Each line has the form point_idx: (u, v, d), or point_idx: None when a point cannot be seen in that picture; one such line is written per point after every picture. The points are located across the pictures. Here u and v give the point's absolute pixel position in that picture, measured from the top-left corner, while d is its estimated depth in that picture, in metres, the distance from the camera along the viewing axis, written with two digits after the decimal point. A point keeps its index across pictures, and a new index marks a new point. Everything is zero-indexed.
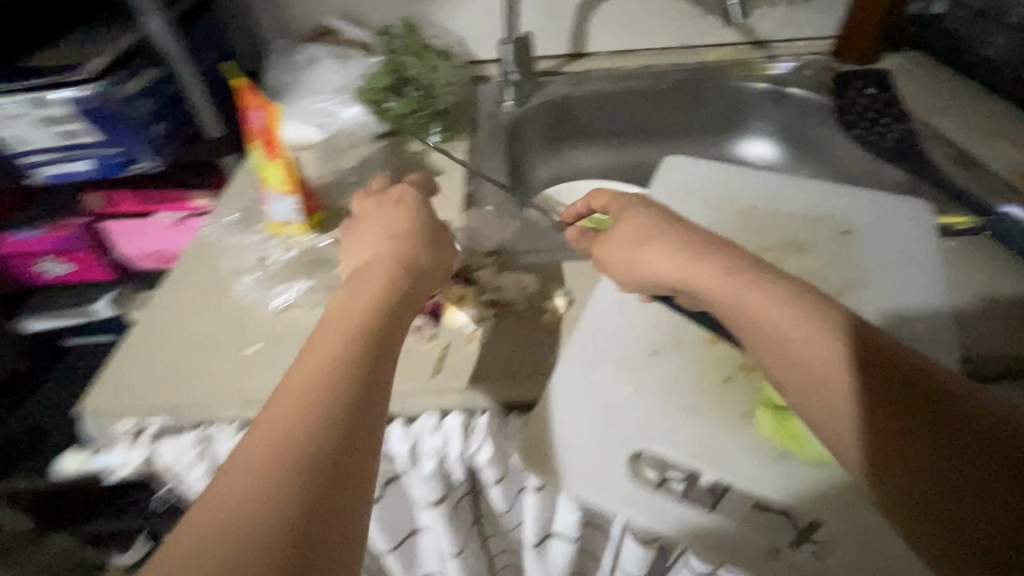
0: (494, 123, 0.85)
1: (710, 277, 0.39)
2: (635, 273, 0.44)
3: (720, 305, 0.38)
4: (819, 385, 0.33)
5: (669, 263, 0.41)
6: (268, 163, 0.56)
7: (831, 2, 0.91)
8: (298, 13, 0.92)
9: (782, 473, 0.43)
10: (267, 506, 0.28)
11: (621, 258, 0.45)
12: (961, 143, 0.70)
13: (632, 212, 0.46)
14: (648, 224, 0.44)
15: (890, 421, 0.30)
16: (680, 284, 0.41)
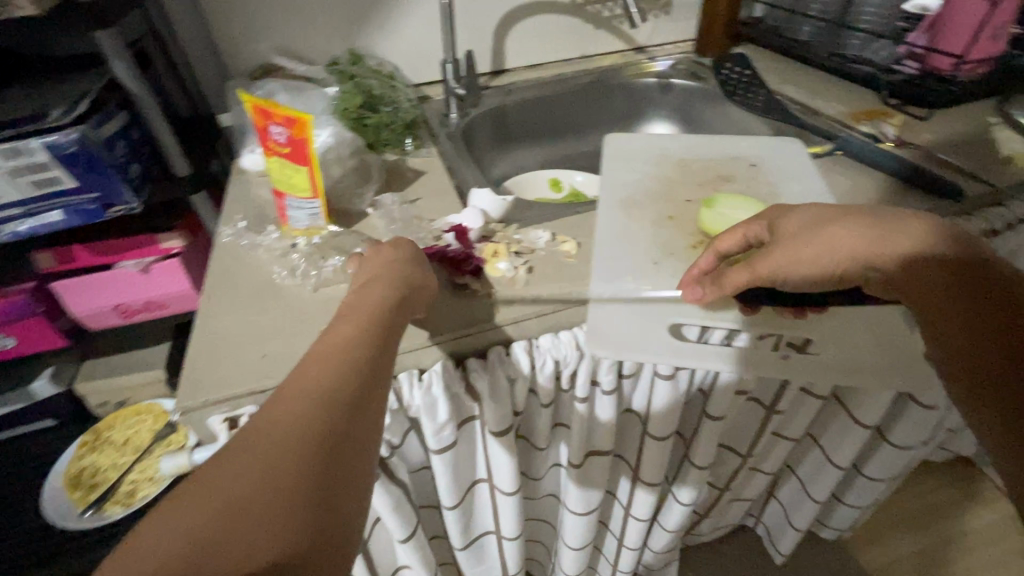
0: (448, 132, 0.97)
1: (897, 242, 0.49)
2: (817, 265, 0.52)
3: (885, 266, 0.49)
4: (916, 275, 0.47)
5: (860, 246, 0.50)
6: (293, 172, 0.61)
7: (686, 13, 1.17)
8: (240, 54, 0.97)
9: (769, 320, 0.58)
10: (290, 451, 0.33)
11: (798, 258, 0.52)
12: (804, 100, 0.95)
13: (797, 215, 0.55)
14: (820, 218, 0.53)
15: (953, 321, 0.44)
16: (871, 263, 0.50)
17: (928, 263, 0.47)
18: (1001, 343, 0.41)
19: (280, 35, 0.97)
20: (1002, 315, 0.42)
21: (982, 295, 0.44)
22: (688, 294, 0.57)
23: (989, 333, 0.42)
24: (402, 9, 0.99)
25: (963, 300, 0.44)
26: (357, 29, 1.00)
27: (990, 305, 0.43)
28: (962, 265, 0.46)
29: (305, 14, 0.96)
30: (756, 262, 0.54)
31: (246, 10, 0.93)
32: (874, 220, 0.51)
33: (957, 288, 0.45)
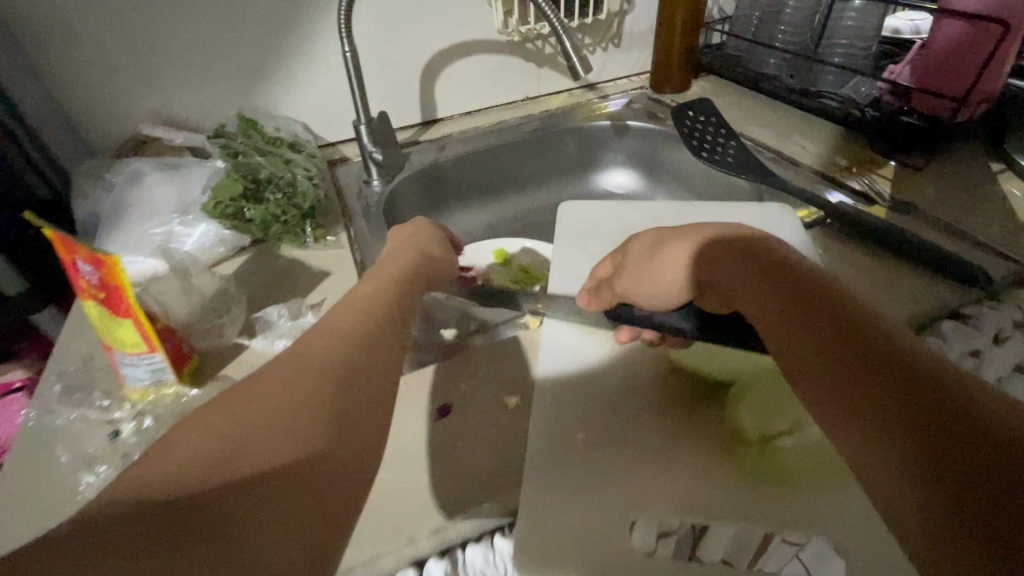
0: (367, 206, 0.80)
1: (725, 255, 0.45)
2: (665, 284, 0.47)
3: (733, 284, 0.44)
4: (756, 292, 0.42)
5: (687, 261, 0.46)
6: (117, 321, 0.44)
7: (639, 44, 1.04)
8: (100, 125, 0.80)
9: (779, 510, 0.40)
10: (306, 392, 0.33)
11: (642, 276, 0.48)
12: (778, 148, 0.82)
13: (641, 239, 0.51)
14: (656, 243, 0.49)
15: (780, 313, 0.40)
16: (718, 275, 0.45)
17: (760, 283, 0.42)
18: (846, 363, 0.34)
19: (151, 99, 0.80)
20: (837, 329, 0.36)
21: (809, 310, 0.38)
22: (583, 301, 0.52)
23: (833, 351, 0.35)
24: (304, 60, 0.82)
25: (793, 319, 0.38)
26: (250, 85, 0.83)
27: (819, 321, 0.37)
28: (780, 275, 0.41)
29: (180, 73, 0.79)
30: (612, 285, 0.50)
31: (102, 72, 0.75)
32: (705, 233, 0.48)
33: (781, 302, 0.40)
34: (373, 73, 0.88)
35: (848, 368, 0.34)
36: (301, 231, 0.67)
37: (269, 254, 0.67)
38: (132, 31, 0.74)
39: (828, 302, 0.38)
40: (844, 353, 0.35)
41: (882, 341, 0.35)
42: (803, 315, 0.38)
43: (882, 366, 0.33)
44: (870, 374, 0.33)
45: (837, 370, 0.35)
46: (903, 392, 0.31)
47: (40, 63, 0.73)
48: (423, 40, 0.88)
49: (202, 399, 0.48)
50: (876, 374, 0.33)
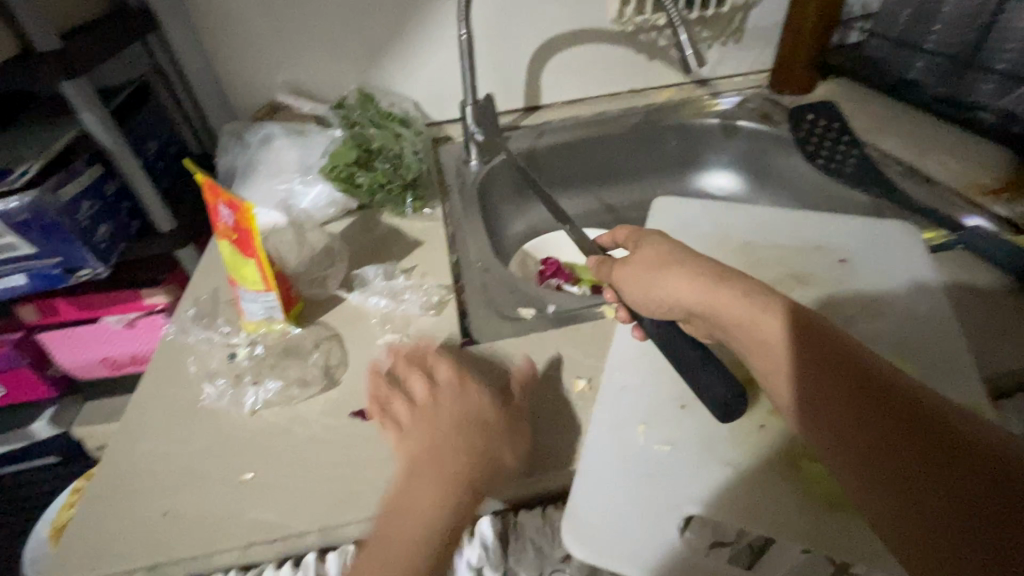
0: (463, 185, 0.84)
1: (721, 293, 0.41)
2: (649, 294, 0.46)
3: (718, 321, 0.41)
4: (779, 361, 0.38)
5: (684, 286, 0.43)
6: (242, 261, 0.51)
7: (762, 39, 0.98)
8: (245, 92, 0.90)
9: (841, 534, 0.39)
10: (422, 525, 0.38)
11: (635, 279, 0.47)
12: (909, 162, 0.74)
13: (648, 247, 0.48)
14: (666, 252, 0.46)
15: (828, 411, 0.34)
16: (698, 307, 0.42)
17: (780, 348, 0.38)
18: (896, 460, 0.31)
19: (288, 70, 0.89)
20: (881, 415, 0.32)
21: (842, 389, 0.34)
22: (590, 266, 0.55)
23: (880, 445, 0.32)
24: (423, 41, 0.87)
25: (823, 406, 0.35)
26: (372, 63, 0.89)
27: (855, 407, 0.33)
28: (817, 356, 0.36)
29: (315, 49, 0.87)
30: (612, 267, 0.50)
31: (253, 44, 0.85)
32: (716, 269, 0.42)
33: (820, 388, 0.35)
34: (483, 57, 0.91)
35: (898, 469, 0.31)
36: (401, 201, 0.72)
37: (371, 220, 0.73)
38: (281, 9, 0.82)
39: (883, 397, 0.33)
40: (891, 447, 0.32)
41: (931, 423, 0.31)
42: (835, 396, 0.34)
43: (937, 463, 0.30)
44: (926, 473, 0.30)
45: (901, 492, 0.31)
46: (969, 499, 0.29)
47: (204, 34, 0.84)
48: (537, 26, 0.90)
49: (301, 339, 0.54)
50: (949, 501, 0.29)
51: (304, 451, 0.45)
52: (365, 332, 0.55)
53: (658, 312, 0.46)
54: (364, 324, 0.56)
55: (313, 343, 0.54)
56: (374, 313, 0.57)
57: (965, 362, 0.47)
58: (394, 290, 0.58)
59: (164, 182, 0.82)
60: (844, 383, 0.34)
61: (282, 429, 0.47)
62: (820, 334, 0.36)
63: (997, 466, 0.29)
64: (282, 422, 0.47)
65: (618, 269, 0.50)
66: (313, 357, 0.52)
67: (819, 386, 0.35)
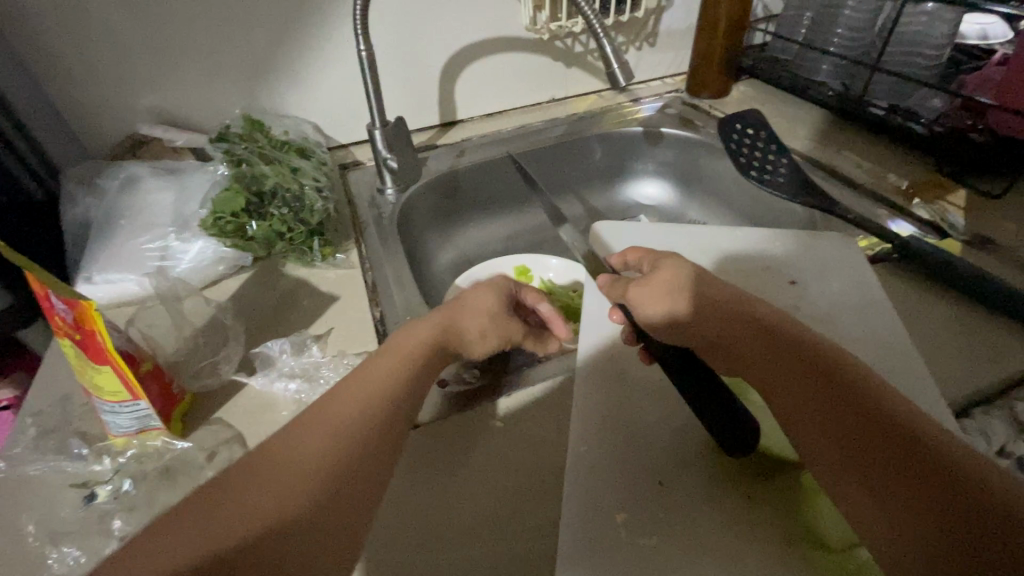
0: (379, 216, 0.74)
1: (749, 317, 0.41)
2: (666, 316, 0.44)
3: (735, 345, 0.41)
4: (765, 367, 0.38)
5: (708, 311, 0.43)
6: (93, 368, 0.39)
7: (675, 44, 0.96)
8: (95, 124, 0.74)
9: None
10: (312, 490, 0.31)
11: (656, 298, 0.45)
12: (830, 166, 0.75)
13: (669, 267, 0.47)
14: (688, 278, 0.46)
15: (815, 411, 0.34)
16: (717, 333, 0.42)
17: (757, 351, 0.39)
18: (867, 455, 0.31)
19: (150, 95, 0.74)
20: (857, 415, 0.32)
21: (820, 390, 0.34)
22: (598, 283, 0.51)
23: (855, 439, 0.32)
24: (316, 56, 0.76)
25: (804, 410, 0.34)
26: (256, 82, 0.76)
27: (830, 403, 0.34)
28: (798, 363, 0.37)
29: (181, 67, 0.73)
30: (626, 286, 0.48)
31: (97, 64, 0.69)
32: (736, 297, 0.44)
33: (804, 391, 0.35)
34: (388, 71, 0.82)
35: (867, 460, 0.31)
36: (307, 248, 0.61)
37: (272, 273, 0.62)
38: (129, 20, 0.68)
39: (865, 403, 0.33)
40: (867, 444, 0.31)
41: (904, 427, 0.31)
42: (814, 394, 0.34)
43: (908, 460, 0.30)
44: (897, 468, 0.30)
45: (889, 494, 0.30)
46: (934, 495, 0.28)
47: (29, 58, 0.67)
48: (446, 33, 0.81)
49: (189, 453, 0.42)
50: (939, 503, 0.28)
51: None
52: (273, 430, 0.45)
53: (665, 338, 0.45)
54: (273, 418, 0.46)
55: (207, 454, 0.43)
56: (284, 401, 0.47)
57: (926, 385, 0.46)
58: (307, 368, 0.49)
59: None
60: (827, 388, 0.34)
61: None
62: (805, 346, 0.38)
63: (965, 472, 0.29)
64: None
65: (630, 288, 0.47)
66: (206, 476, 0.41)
67: (802, 387, 0.35)
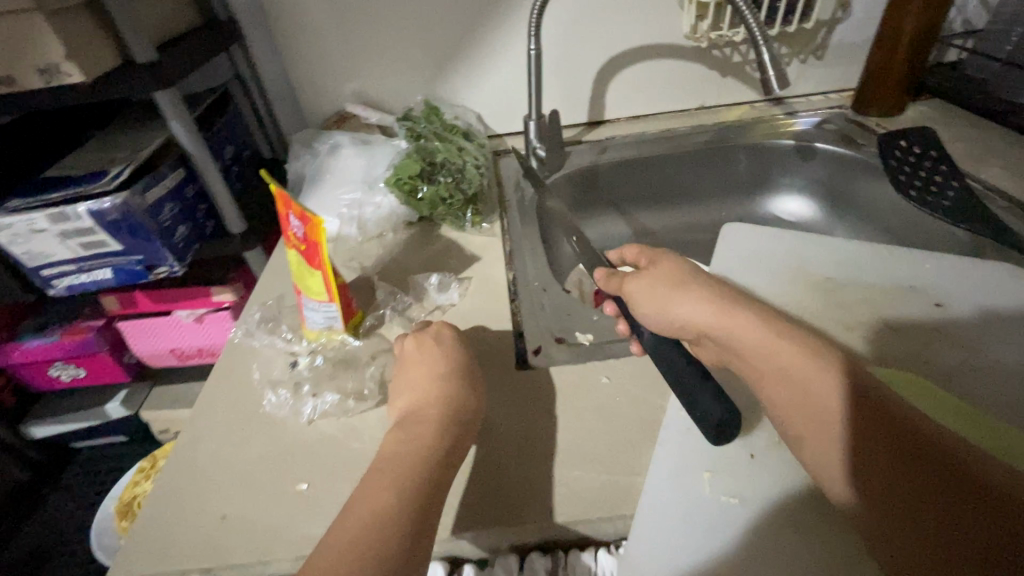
0: (521, 199, 0.83)
1: (740, 320, 0.42)
2: (665, 312, 0.47)
3: (733, 346, 0.42)
4: (819, 420, 0.36)
5: (702, 310, 0.44)
6: (307, 273, 0.52)
7: (846, 58, 0.92)
8: (316, 101, 0.93)
9: None
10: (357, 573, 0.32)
11: (650, 293, 0.48)
12: (1016, 197, 0.66)
13: (664, 262, 0.50)
14: (680, 273, 0.48)
15: (903, 482, 0.32)
16: (716, 330, 0.43)
17: (816, 398, 0.37)
18: (942, 516, 0.30)
19: (358, 81, 0.91)
20: (950, 485, 0.30)
21: (900, 457, 0.32)
22: (595, 276, 0.55)
23: (929, 502, 0.31)
24: (490, 55, 0.88)
25: (891, 477, 0.32)
26: (438, 74, 0.90)
27: (937, 487, 0.30)
28: (867, 421, 0.34)
29: (385, 60, 0.89)
30: (622, 280, 0.51)
31: (327, 54, 0.88)
32: (726, 294, 0.45)
33: (887, 457, 0.33)
34: (550, 71, 0.91)
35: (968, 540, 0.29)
36: (461, 215, 0.72)
37: (430, 232, 0.73)
38: (355, 20, 0.84)
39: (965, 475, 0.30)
40: (938, 498, 0.30)
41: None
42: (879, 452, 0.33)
43: (986, 518, 0.28)
44: (980, 529, 0.28)
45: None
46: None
47: (283, 47, 0.87)
48: (607, 39, 0.88)
49: (359, 350, 0.54)
50: None
51: (357, 466, 0.45)
52: None
53: (665, 329, 0.48)
54: None
55: (370, 355, 0.54)
56: None
57: None
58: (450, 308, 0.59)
59: (235, 186, 0.86)
60: (915, 456, 0.32)
61: (335, 439, 0.47)
62: (873, 398, 0.35)
63: None
64: (338, 433, 0.48)
65: (632, 282, 0.50)
66: (368, 370, 0.52)
67: (884, 452, 0.33)
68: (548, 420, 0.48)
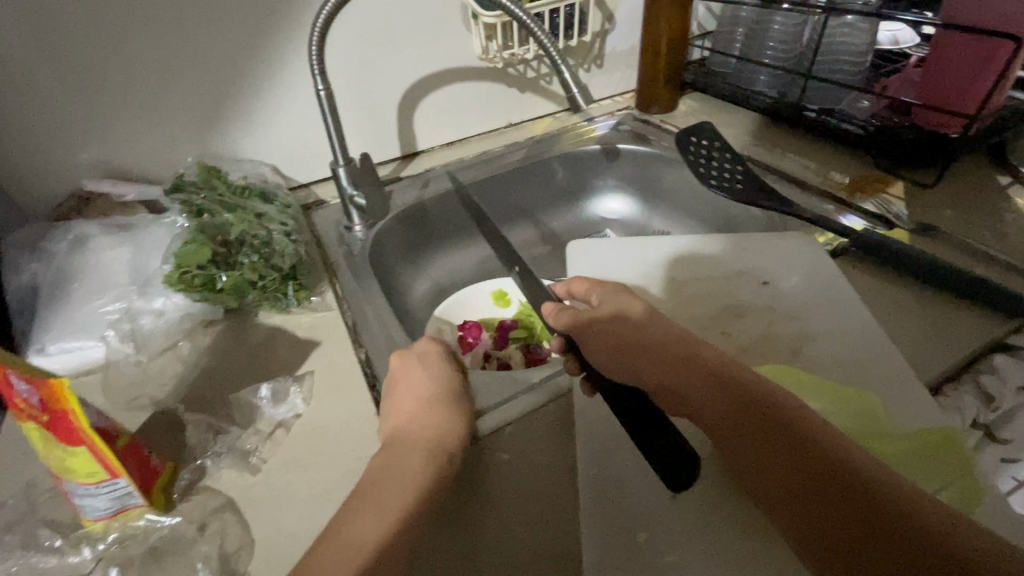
0: (350, 255, 0.72)
1: (689, 365, 0.42)
2: (618, 355, 0.45)
3: (685, 392, 0.42)
4: (690, 394, 0.41)
5: (659, 360, 0.43)
6: (62, 451, 0.36)
7: (622, 63, 1.00)
8: (33, 185, 0.69)
9: None
10: None
11: (604, 336, 0.46)
12: (779, 171, 0.79)
13: (621, 305, 0.49)
14: (634, 318, 0.47)
15: (768, 456, 0.36)
16: (669, 376, 0.42)
17: (679, 379, 0.42)
18: (853, 518, 0.33)
19: (91, 149, 0.70)
20: (807, 462, 0.35)
21: (763, 432, 0.37)
22: (543, 310, 0.51)
23: (791, 477, 0.35)
24: (268, 98, 0.75)
25: (753, 445, 0.37)
26: (208, 127, 0.74)
27: (799, 465, 0.35)
28: (743, 409, 0.39)
29: (126, 120, 0.70)
30: (571, 316, 0.48)
31: (31, 123, 0.65)
32: (678, 337, 0.45)
33: (751, 432, 0.37)
34: (345, 108, 0.81)
35: (823, 506, 0.34)
36: (281, 296, 0.59)
37: (245, 326, 0.59)
38: (68, 72, 0.64)
39: (813, 449, 0.36)
40: (799, 470, 0.35)
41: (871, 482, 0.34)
42: (799, 482, 0.35)
43: (875, 514, 0.32)
44: (883, 527, 0.32)
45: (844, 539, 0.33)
46: (865, 518, 0.32)
47: None
48: (402, 66, 0.82)
49: (179, 525, 0.40)
50: (903, 556, 0.31)
51: None
52: (269, 487, 0.43)
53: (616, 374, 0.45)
54: (266, 478, 0.44)
55: (197, 526, 0.41)
56: (278, 457, 0.45)
57: (900, 366, 0.49)
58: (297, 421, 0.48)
59: None
60: (775, 435, 0.37)
61: None
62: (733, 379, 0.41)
63: (914, 520, 0.32)
64: None
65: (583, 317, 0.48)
66: (199, 549, 0.39)
67: (745, 432, 0.38)
68: (457, 543, 0.40)
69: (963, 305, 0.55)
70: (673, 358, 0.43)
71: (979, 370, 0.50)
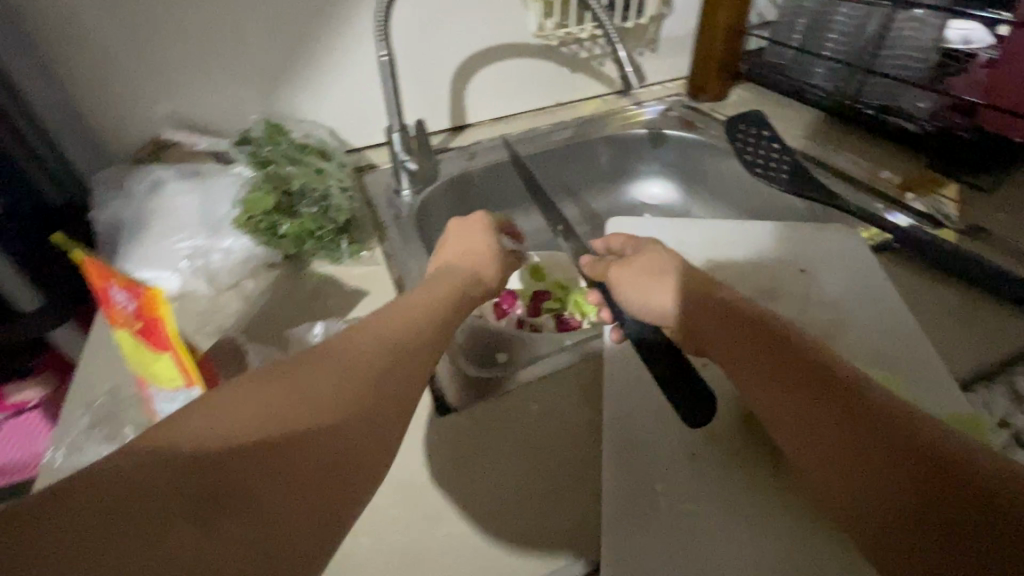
0: (399, 217, 0.76)
1: (709, 307, 0.43)
2: (646, 300, 0.47)
3: (703, 325, 0.43)
4: (708, 328, 0.42)
5: (681, 302, 0.45)
6: (150, 356, 0.41)
7: (676, 49, 1.00)
8: (116, 131, 0.75)
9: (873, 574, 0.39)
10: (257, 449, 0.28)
11: (636, 283, 0.48)
12: (828, 164, 0.79)
13: (652, 252, 0.50)
14: (662, 267, 0.48)
15: (780, 372, 0.37)
16: (691, 312, 0.44)
17: (696, 317, 0.43)
18: (864, 424, 0.33)
19: (169, 100, 0.75)
20: (819, 379, 0.35)
21: (774, 355, 0.38)
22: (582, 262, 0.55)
23: (801, 392, 0.35)
24: (332, 62, 0.78)
25: (767, 362, 0.38)
26: (275, 86, 0.78)
27: (810, 382, 0.36)
28: (756, 337, 0.39)
29: (202, 74, 0.74)
30: (607, 268, 0.51)
31: (118, 71, 0.71)
32: (704, 280, 0.47)
33: (764, 355, 0.38)
34: (402, 76, 0.84)
35: (836, 417, 0.33)
36: (334, 247, 0.64)
37: (300, 272, 0.63)
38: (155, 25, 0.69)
39: (825, 370, 0.36)
40: (812, 384, 0.35)
41: (879, 398, 0.34)
42: (810, 396, 0.35)
43: (884, 424, 0.32)
44: (894, 435, 0.32)
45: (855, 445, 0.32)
46: (875, 425, 0.32)
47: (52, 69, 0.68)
48: (460, 39, 0.84)
49: None
50: (916, 460, 0.31)
51: None
52: None
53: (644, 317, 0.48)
54: None
55: None
56: None
57: (932, 359, 0.50)
58: None
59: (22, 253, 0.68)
60: (786, 358, 0.37)
61: None
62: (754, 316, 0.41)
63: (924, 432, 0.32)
64: None
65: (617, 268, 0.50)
66: None
67: (756, 358, 0.38)
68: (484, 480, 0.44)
69: (1006, 307, 0.55)
70: (694, 299, 0.44)
71: (1015, 371, 0.50)
